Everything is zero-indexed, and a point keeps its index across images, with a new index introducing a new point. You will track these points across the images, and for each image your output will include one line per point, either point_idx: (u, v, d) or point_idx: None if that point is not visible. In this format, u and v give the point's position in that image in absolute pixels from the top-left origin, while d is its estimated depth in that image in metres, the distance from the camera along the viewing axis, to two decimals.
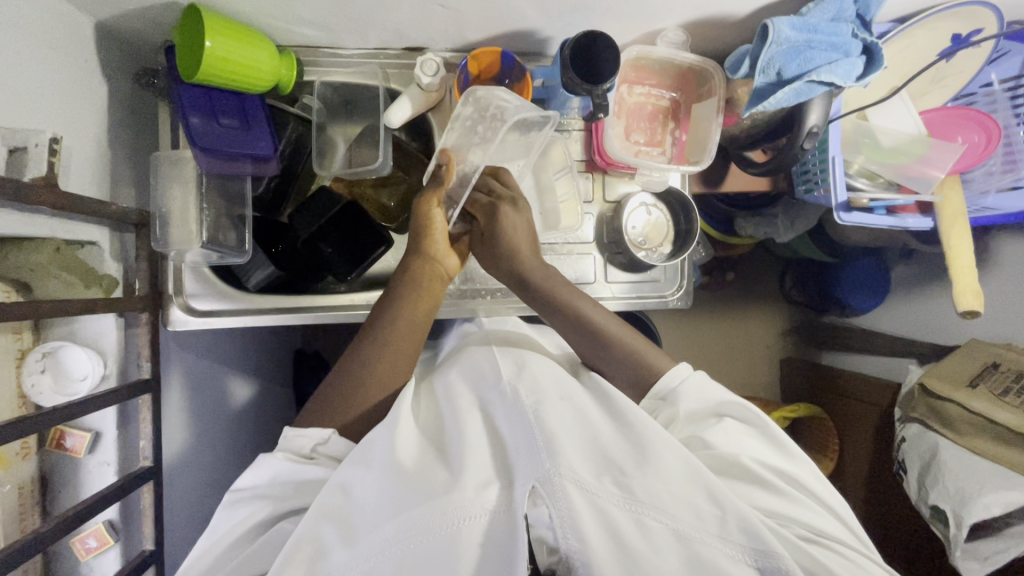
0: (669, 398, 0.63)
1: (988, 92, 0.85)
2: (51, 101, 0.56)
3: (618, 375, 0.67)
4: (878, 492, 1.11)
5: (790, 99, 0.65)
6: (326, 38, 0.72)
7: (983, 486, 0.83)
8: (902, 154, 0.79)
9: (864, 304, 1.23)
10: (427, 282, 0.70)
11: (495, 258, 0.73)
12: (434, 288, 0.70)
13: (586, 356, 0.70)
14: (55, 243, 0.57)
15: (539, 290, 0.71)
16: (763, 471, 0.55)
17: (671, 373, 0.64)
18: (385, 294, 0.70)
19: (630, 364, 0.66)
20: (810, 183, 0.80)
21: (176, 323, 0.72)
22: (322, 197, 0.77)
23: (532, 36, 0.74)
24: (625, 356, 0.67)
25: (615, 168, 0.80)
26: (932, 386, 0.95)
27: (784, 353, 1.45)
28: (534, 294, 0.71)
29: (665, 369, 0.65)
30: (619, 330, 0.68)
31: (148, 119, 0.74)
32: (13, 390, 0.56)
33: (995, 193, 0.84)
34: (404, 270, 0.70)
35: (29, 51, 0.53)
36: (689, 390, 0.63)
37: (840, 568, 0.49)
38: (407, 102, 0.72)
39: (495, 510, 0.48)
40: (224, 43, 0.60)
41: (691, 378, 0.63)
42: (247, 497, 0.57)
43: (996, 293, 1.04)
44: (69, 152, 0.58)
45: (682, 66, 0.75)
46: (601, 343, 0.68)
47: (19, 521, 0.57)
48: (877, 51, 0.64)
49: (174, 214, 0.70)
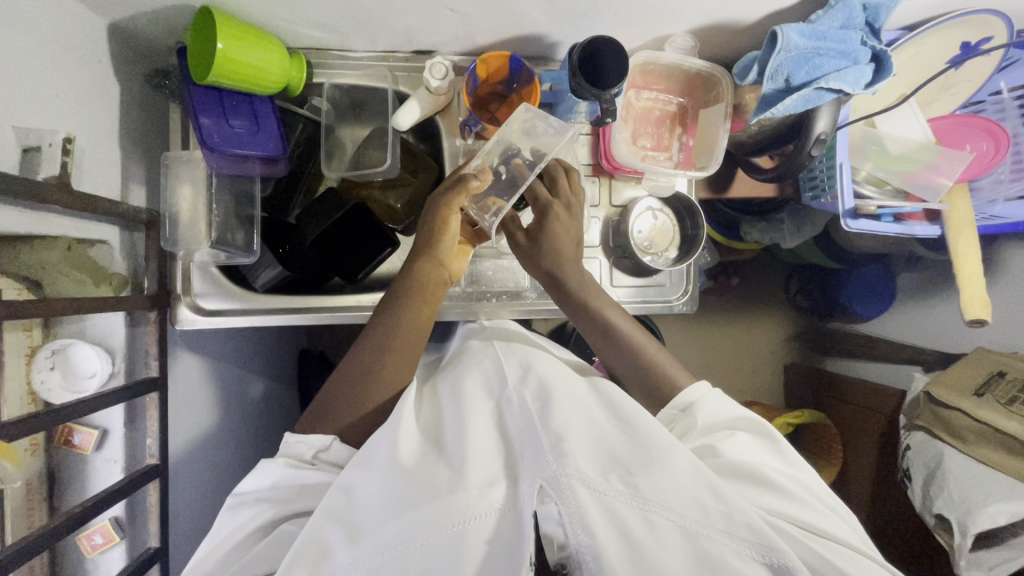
0: (688, 411, 0.63)
1: (997, 100, 0.85)
2: (64, 101, 0.57)
3: (637, 383, 0.70)
4: (882, 500, 1.10)
5: (797, 106, 0.65)
6: (335, 40, 0.72)
7: (989, 495, 0.82)
8: (911, 161, 0.80)
9: (869, 311, 1.22)
10: (428, 290, 0.69)
11: (537, 255, 0.74)
12: (434, 296, 0.70)
13: (607, 360, 0.73)
14: (66, 241, 0.57)
15: (574, 296, 0.74)
16: (770, 473, 0.55)
17: (691, 390, 0.65)
18: (388, 293, 0.70)
19: (650, 376, 0.69)
20: (816, 189, 0.81)
21: (184, 322, 0.73)
22: (328, 199, 0.79)
23: (540, 40, 0.74)
24: (647, 369, 0.70)
25: (622, 172, 0.80)
26: (938, 394, 0.95)
27: (788, 358, 1.45)
28: (566, 297, 0.74)
29: (684, 387, 0.67)
30: (648, 346, 0.72)
31: (158, 119, 0.75)
32: (23, 387, 0.55)
33: (1003, 202, 0.83)
34: (408, 272, 0.70)
35: (43, 51, 0.54)
36: (707, 406, 0.63)
37: (849, 567, 0.48)
38: (416, 104, 0.72)
39: (502, 509, 0.48)
40: (234, 45, 0.60)
41: (709, 396, 0.64)
42: (250, 501, 0.57)
43: (1002, 300, 1.03)
44: (82, 152, 0.59)
45: (689, 71, 0.75)
46: (630, 354, 0.71)
47: (27, 517, 0.57)
48: (887, 59, 0.64)
49: (183, 213, 0.70)
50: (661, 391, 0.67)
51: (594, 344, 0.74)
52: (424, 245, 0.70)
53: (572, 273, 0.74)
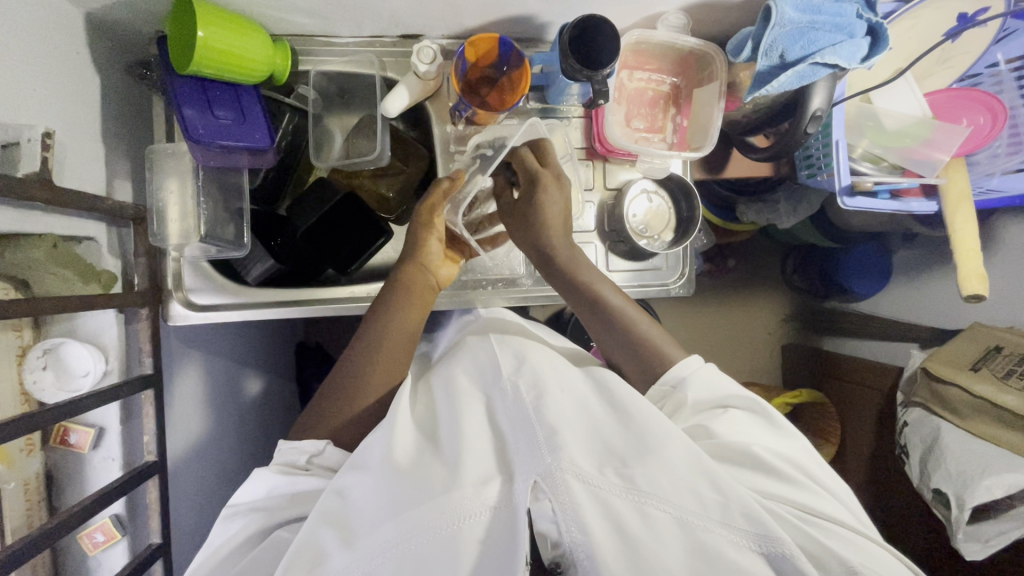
0: (679, 388, 0.64)
1: (994, 72, 0.83)
2: (41, 94, 0.55)
3: (630, 360, 0.70)
4: (879, 476, 1.11)
5: (793, 81, 0.63)
6: (319, 25, 0.71)
7: (986, 469, 0.83)
8: (907, 136, 0.78)
9: (866, 290, 1.22)
10: (416, 292, 0.69)
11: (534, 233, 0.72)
12: (425, 297, 0.70)
13: (598, 335, 0.73)
14: (51, 238, 0.56)
15: (562, 270, 0.72)
16: (765, 460, 0.54)
17: (682, 364, 0.65)
18: (377, 298, 0.70)
19: (641, 351, 0.69)
20: (813, 167, 0.80)
21: (176, 318, 0.72)
22: (319, 189, 0.77)
23: (530, 20, 0.72)
24: (639, 345, 0.69)
25: (616, 155, 0.79)
26: (935, 370, 0.95)
27: (786, 338, 1.45)
28: (555, 272, 0.73)
29: (677, 360, 0.67)
30: (641, 322, 0.71)
31: (141, 112, 0.73)
32: (14, 387, 0.55)
33: (1000, 175, 0.82)
34: (395, 280, 0.70)
35: (17, 44, 0.52)
36: (700, 380, 0.63)
37: (849, 553, 0.48)
38: (404, 91, 0.70)
39: (497, 506, 0.48)
40: (216, 33, 0.58)
41: (702, 369, 0.64)
42: (243, 511, 0.58)
43: (999, 275, 1.03)
44: (62, 148, 0.57)
45: (683, 50, 0.73)
46: (620, 330, 0.70)
47: (26, 517, 0.57)
48: (882, 31, 0.63)
49: (170, 208, 0.69)
50: (651, 374, 0.67)
51: (579, 312, 0.73)
52: (410, 250, 0.70)
53: (559, 244, 0.72)
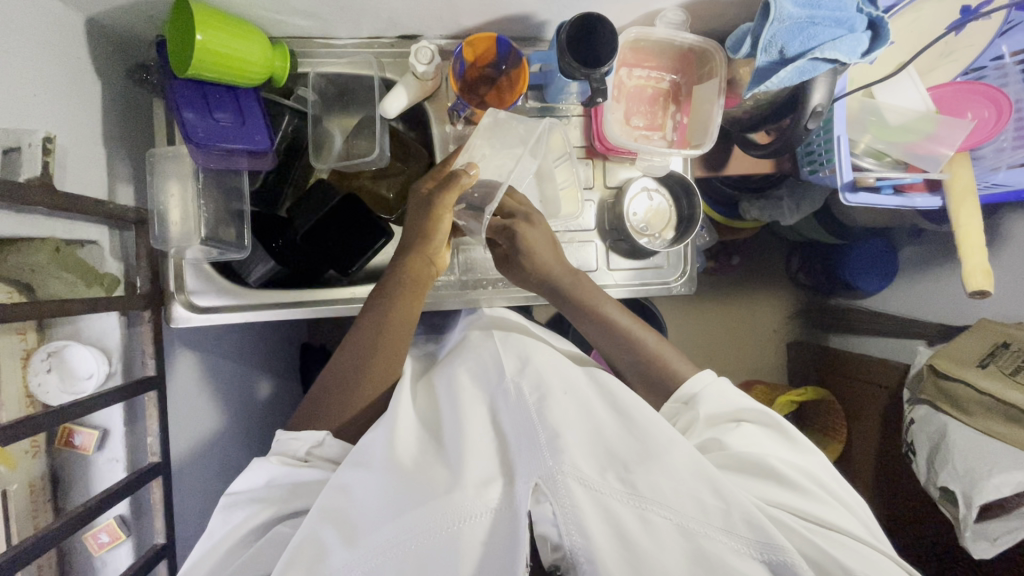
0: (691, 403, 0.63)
1: (999, 65, 0.80)
2: (41, 100, 0.55)
3: (638, 375, 0.70)
4: (886, 474, 1.10)
5: (792, 77, 0.63)
6: (318, 27, 0.71)
7: (994, 466, 0.82)
8: (910, 131, 0.78)
9: (871, 286, 1.21)
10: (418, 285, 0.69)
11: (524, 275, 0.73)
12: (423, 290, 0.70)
13: (608, 353, 0.73)
14: (54, 242, 0.57)
15: (570, 298, 0.72)
16: (778, 470, 0.54)
17: (693, 380, 0.65)
18: (381, 281, 0.69)
19: (651, 368, 0.69)
20: (815, 163, 0.79)
21: (179, 320, 0.72)
22: (320, 191, 0.77)
23: (528, 19, 0.72)
24: (649, 362, 0.69)
25: (615, 153, 0.79)
26: (941, 366, 0.94)
27: (792, 336, 1.44)
28: (564, 299, 0.73)
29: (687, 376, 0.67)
30: (647, 336, 0.71)
31: (141, 115, 0.73)
32: (19, 389, 0.56)
33: (1006, 169, 0.82)
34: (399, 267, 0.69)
35: (18, 50, 0.53)
36: (711, 396, 0.63)
37: (854, 564, 0.47)
38: (403, 91, 0.70)
39: (498, 508, 0.48)
40: (214, 37, 0.59)
41: (713, 385, 0.64)
42: (244, 501, 0.58)
43: (1006, 270, 1.02)
44: (63, 153, 0.58)
45: (682, 47, 0.73)
46: (630, 349, 0.70)
47: (31, 517, 0.58)
48: (883, 25, 0.62)
49: (171, 210, 0.69)
50: (662, 391, 0.67)
51: (590, 336, 0.74)
52: (416, 239, 0.69)
53: (565, 277, 0.72)
